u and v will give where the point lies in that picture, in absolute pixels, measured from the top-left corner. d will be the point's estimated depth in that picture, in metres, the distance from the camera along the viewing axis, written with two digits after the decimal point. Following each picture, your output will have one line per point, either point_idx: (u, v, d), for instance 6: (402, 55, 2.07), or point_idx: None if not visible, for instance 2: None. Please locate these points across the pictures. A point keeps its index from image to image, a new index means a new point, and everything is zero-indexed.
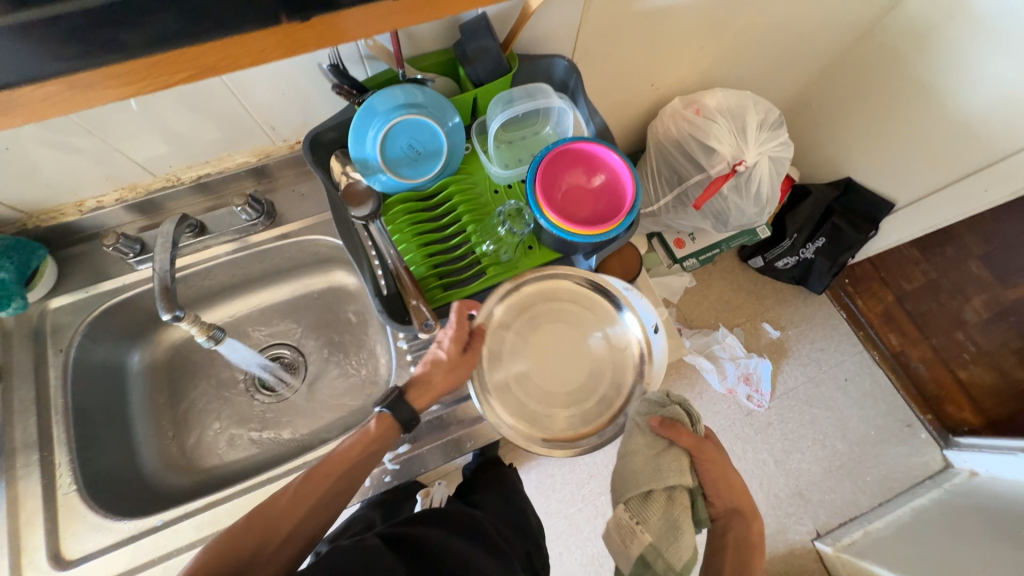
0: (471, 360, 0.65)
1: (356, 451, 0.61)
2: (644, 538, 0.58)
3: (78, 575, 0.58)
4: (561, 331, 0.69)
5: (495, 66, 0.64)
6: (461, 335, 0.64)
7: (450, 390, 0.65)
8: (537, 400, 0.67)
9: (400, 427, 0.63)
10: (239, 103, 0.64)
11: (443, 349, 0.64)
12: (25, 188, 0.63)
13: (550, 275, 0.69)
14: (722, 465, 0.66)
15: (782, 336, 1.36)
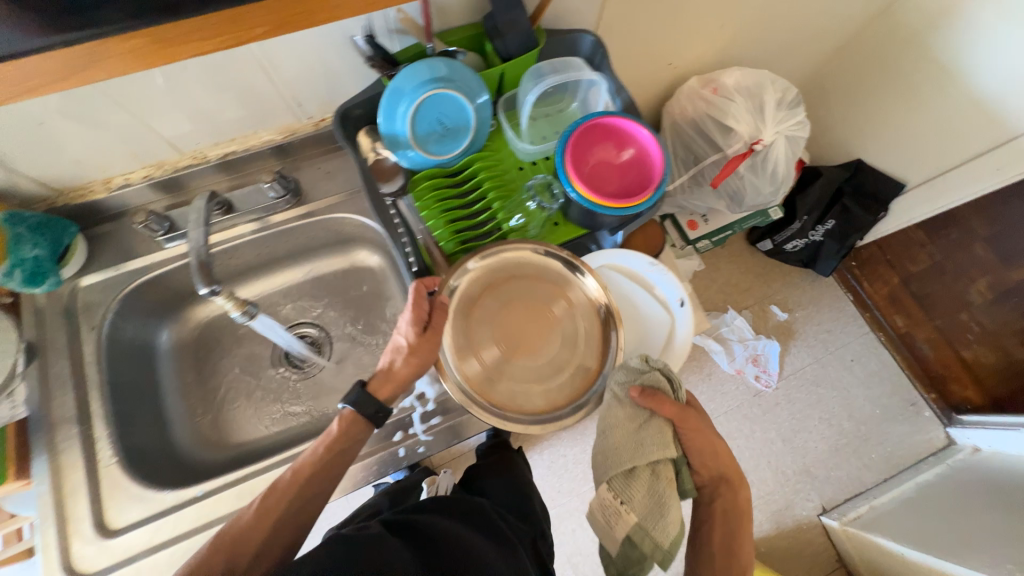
0: (434, 340, 0.63)
1: (322, 454, 0.59)
2: (629, 518, 0.58)
3: (124, 543, 0.60)
4: (530, 303, 0.69)
5: (525, 40, 0.64)
6: (421, 317, 0.62)
7: (414, 375, 0.64)
8: (509, 379, 0.67)
9: (370, 419, 0.62)
10: (267, 78, 0.64)
11: (403, 334, 0.62)
12: (55, 164, 0.63)
13: (508, 251, 0.68)
14: (706, 433, 0.63)
15: (789, 318, 1.37)
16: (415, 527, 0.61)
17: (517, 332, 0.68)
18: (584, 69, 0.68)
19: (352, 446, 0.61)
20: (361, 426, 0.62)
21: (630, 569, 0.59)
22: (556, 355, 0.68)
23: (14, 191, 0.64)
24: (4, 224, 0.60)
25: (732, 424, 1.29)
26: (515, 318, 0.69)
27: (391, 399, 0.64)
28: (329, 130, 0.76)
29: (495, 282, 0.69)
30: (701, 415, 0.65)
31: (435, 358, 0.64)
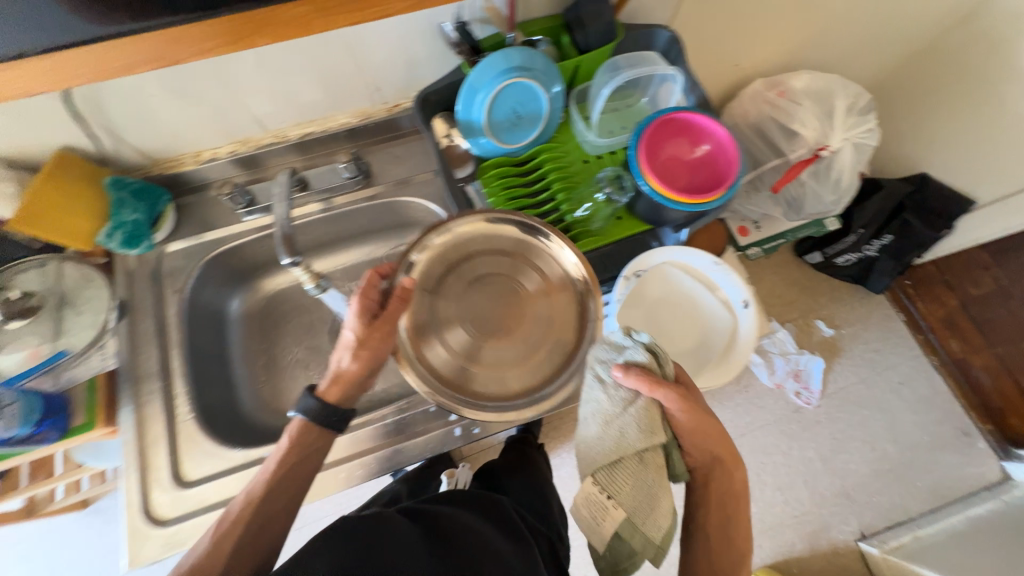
0: (384, 329, 0.58)
1: (275, 475, 0.53)
2: (617, 513, 0.51)
3: (196, 495, 0.63)
4: (497, 276, 0.65)
5: (606, 32, 0.65)
6: (369, 304, 0.58)
7: (365, 373, 0.58)
8: (479, 362, 0.63)
9: (320, 425, 0.56)
10: (354, 62, 0.66)
11: (349, 329, 0.57)
12: (155, 136, 0.68)
13: (468, 224, 0.65)
14: (699, 414, 0.57)
15: (835, 335, 1.30)
16: (412, 523, 0.57)
17: (485, 308, 0.64)
18: (660, 62, 0.69)
19: (316, 451, 0.56)
20: (319, 435, 0.56)
21: (620, 564, 0.52)
22: (528, 332, 0.64)
23: (117, 159, 0.69)
24: (110, 189, 0.66)
25: (768, 438, 1.23)
26: (481, 293, 0.65)
27: (343, 401, 0.58)
28: (403, 116, 0.78)
29: (460, 254, 0.65)
30: (692, 393, 0.59)
31: (386, 352, 0.59)
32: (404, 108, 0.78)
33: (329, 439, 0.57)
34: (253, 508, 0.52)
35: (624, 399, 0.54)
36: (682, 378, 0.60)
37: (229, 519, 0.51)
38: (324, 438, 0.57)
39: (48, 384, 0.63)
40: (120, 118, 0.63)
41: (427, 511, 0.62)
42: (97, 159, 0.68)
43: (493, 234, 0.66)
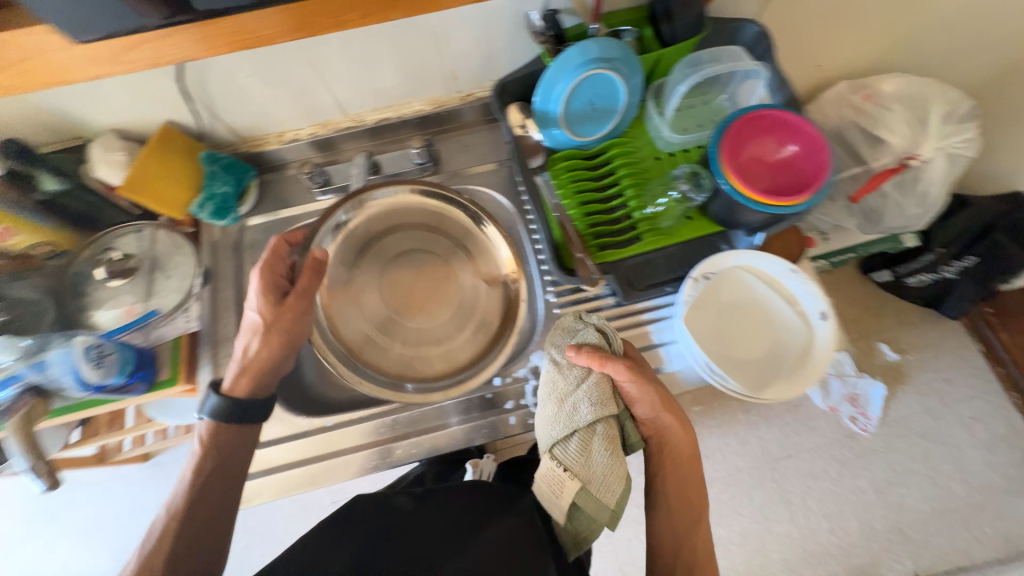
0: (294, 307, 0.60)
1: (196, 479, 0.56)
2: (574, 484, 0.57)
3: (264, 455, 0.68)
4: (420, 255, 0.77)
5: (694, 24, 0.62)
6: (275, 284, 0.61)
7: (276, 357, 0.60)
8: (401, 341, 0.74)
9: (231, 423, 0.59)
10: (437, 49, 0.67)
11: (257, 311, 0.60)
12: (247, 115, 0.72)
13: (385, 209, 0.76)
14: (648, 386, 0.61)
15: (900, 359, 1.20)
16: (431, 516, 0.57)
17: (405, 285, 0.76)
18: (746, 58, 0.66)
19: (238, 440, 0.59)
20: (232, 432, 0.59)
21: (582, 531, 0.59)
22: (440, 306, 0.75)
23: (211, 136, 0.74)
24: (204, 162, 0.71)
25: (816, 463, 1.15)
26: (402, 273, 0.76)
27: (254, 392, 0.60)
28: (475, 105, 0.79)
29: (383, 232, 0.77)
30: (643, 369, 0.63)
31: (297, 332, 0.61)
32: (477, 97, 0.79)
33: (252, 432, 0.61)
34: (188, 511, 0.55)
35: (578, 376, 0.61)
36: (634, 356, 0.65)
37: (168, 511, 0.55)
38: (243, 433, 0.60)
39: (140, 340, 0.67)
40: (218, 97, 0.67)
41: (451, 494, 0.62)
42: (194, 135, 0.73)
43: (407, 218, 0.77)
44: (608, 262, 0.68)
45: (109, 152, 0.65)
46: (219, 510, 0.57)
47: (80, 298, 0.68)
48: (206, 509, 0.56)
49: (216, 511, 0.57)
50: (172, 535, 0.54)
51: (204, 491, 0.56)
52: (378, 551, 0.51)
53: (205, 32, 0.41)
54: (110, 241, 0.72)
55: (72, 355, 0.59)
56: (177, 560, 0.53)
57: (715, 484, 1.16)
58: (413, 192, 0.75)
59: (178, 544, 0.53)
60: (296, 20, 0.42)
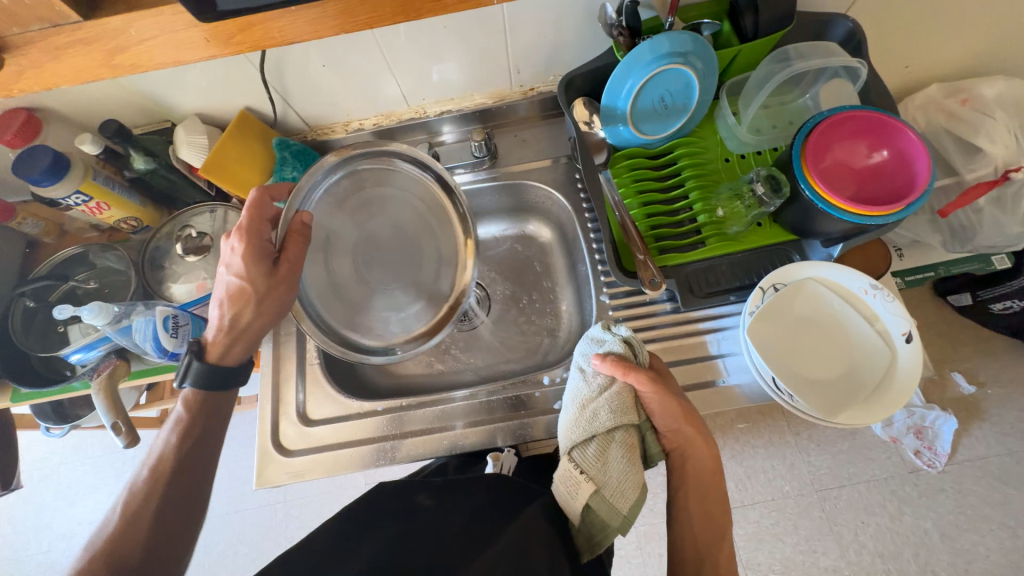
0: (285, 278, 0.56)
1: (179, 443, 0.56)
2: (588, 487, 0.54)
3: (318, 433, 0.69)
4: (401, 226, 0.65)
5: (781, 17, 0.58)
6: (262, 251, 0.56)
7: (264, 327, 0.58)
8: (366, 304, 0.63)
9: (212, 389, 0.58)
10: (504, 42, 0.67)
11: (241, 278, 0.55)
12: (318, 105, 0.74)
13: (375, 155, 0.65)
14: (671, 399, 0.58)
15: (978, 393, 1.09)
16: (449, 510, 0.55)
17: (382, 247, 0.64)
18: (839, 53, 0.61)
19: (214, 414, 0.58)
20: (214, 397, 0.58)
21: (595, 537, 0.55)
22: (406, 280, 0.65)
23: (283, 123, 0.77)
24: (276, 147, 0.73)
25: (873, 497, 1.06)
26: (380, 228, 0.64)
27: (237, 358, 0.59)
28: (537, 99, 0.78)
29: (367, 193, 0.65)
30: (667, 382, 0.60)
31: (287, 304, 0.58)
32: (539, 91, 0.78)
33: (228, 397, 0.60)
34: (173, 473, 0.54)
35: (601, 384, 0.57)
36: (658, 368, 0.61)
37: (149, 466, 0.54)
38: (218, 401, 0.59)
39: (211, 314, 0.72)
40: (293, 86, 0.69)
41: (467, 489, 0.59)
42: (268, 122, 0.76)
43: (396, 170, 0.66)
44: (668, 266, 0.66)
45: (192, 134, 0.69)
46: (199, 475, 0.56)
47: (158, 271, 0.73)
48: (190, 474, 0.55)
49: (198, 477, 0.56)
50: (155, 491, 0.53)
51: (188, 455, 0.56)
52: (405, 542, 0.48)
53: (313, 16, 0.45)
54: (188, 219, 0.75)
55: (152, 324, 0.63)
56: (163, 517, 0.52)
57: (757, 507, 1.10)
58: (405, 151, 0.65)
59: (161, 507, 0.52)
60: (395, 6, 0.45)
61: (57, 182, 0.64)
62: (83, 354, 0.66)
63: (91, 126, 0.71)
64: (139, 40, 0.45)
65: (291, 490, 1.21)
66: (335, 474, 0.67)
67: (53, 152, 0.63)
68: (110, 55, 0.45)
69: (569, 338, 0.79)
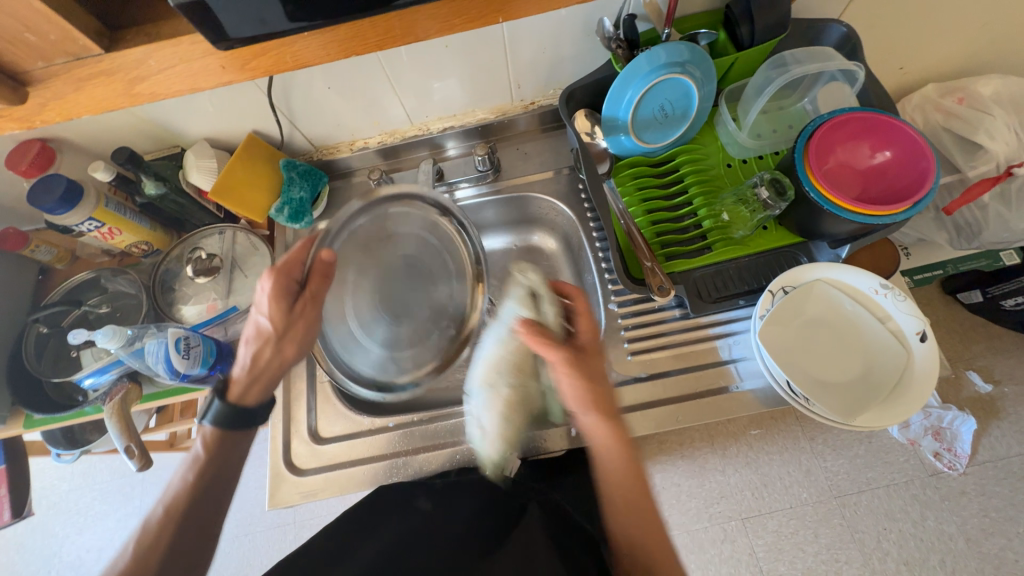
0: (306, 315, 0.55)
1: (195, 483, 0.51)
2: (475, 425, 0.59)
3: (330, 452, 0.68)
4: (412, 261, 0.59)
5: (775, 26, 0.59)
6: (284, 289, 0.54)
7: (286, 365, 0.57)
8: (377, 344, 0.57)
9: (229, 428, 0.54)
10: (505, 58, 0.68)
11: (268, 318, 0.54)
12: (323, 127, 0.76)
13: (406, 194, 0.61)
14: (586, 382, 0.52)
15: (995, 392, 1.08)
16: (448, 508, 0.56)
17: (397, 283, 0.57)
18: (837, 56, 0.62)
19: (230, 459, 0.54)
20: (229, 440, 0.54)
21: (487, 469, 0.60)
22: (418, 316, 0.58)
23: (290, 145, 0.78)
24: (283, 168, 0.75)
25: (894, 502, 1.04)
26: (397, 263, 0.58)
27: (259, 398, 0.56)
28: (537, 113, 0.80)
29: (385, 230, 0.59)
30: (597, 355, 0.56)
31: (309, 341, 0.57)
32: (540, 105, 0.79)
33: (250, 437, 0.56)
34: (184, 513, 0.50)
35: (503, 339, 0.55)
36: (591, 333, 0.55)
37: (164, 506, 0.50)
38: (239, 440, 0.55)
39: (220, 334, 0.73)
40: (299, 110, 0.71)
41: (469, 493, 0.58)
42: (275, 144, 0.77)
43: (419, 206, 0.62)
44: (676, 272, 0.66)
45: (201, 159, 0.70)
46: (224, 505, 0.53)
47: (168, 294, 0.73)
48: (215, 506, 0.52)
49: (216, 510, 0.52)
50: (167, 530, 0.49)
51: (202, 494, 0.51)
52: (402, 547, 0.50)
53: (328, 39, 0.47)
54: (198, 241, 0.76)
55: (164, 345, 0.63)
56: (172, 556, 0.48)
57: (775, 516, 1.08)
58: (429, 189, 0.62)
59: (169, 550, 0.48)
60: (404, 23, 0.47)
61: (70, 210, 0.65)
62: (96, 378, 0.66)
63: (103, 154, 0.72)
64: (158, 69, 0.46)
65: (300, 511, 1.20)
66: (347, 493, 0.67)
67: (66, 181, 0.64)
68: (129, 86, 0.46)
69: None
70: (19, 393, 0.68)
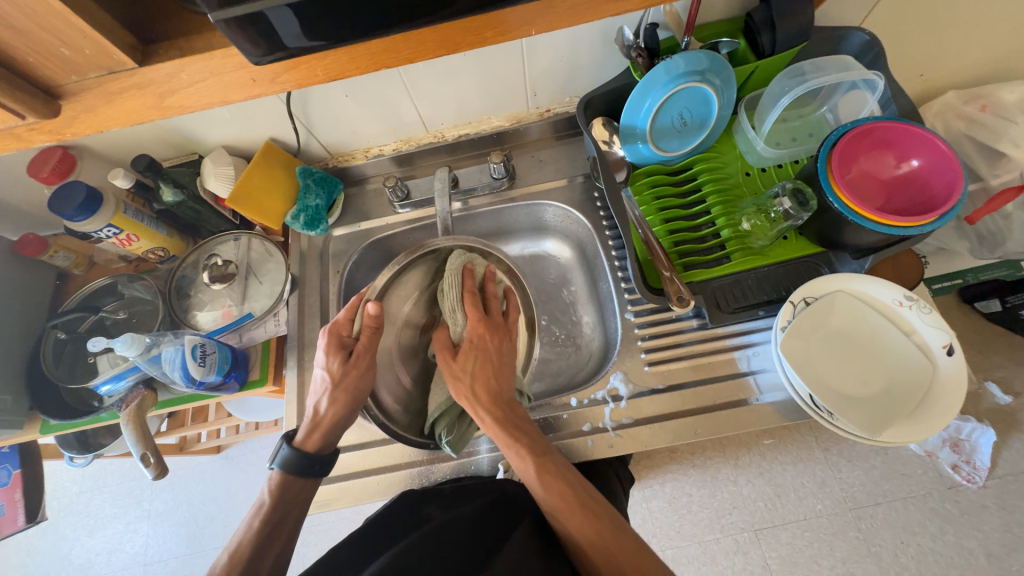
0: (359, 365, 0.58)
1: (260, 528, 0.55)
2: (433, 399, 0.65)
3: (343, 461, 0.68)
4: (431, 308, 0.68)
5: (797, 34, 0.58)
6: (337, 345, 0.58)
7: (344, 416, 0.59)
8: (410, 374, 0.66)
9: (296, 475, 0.57)
10: (523, 67, 0.68)
11: (325, 369, 0.58)
12: (339, 134, 0.76)
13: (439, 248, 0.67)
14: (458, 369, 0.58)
15: (1015, 404, 1.06)
16: (455, 512, 0.57)
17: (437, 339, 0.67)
18: (858, 65, 0.61)
19: (295, 501, 0.57)
20: (297, 486, 0.57)
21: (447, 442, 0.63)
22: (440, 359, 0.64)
23: (305, 152, 0.79)
24: (299, 175, 0.75)
25: (912, 515, 1.02)
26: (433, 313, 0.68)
27: (322, 447, 0.59)
28: (552, 120, 0.79)
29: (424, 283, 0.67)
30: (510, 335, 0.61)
31: (362, 391, 0.59)
32: (555, 112, 0.79)
33: (312, 484, 0.59)
34: (249, 560, 0.53)
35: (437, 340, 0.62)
36: (496, 315, 0.62)
37: (229, 552, 0.53)
38: (304, 487, 0.58)
39: (235, 341, 0.73)
40: (317, 118, 0.71)
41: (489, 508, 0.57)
42: (292, 151, 0.78)
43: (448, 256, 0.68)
44: (694, 282, 0.65)
45: (219, 166, 0.70)
46: (294, 529, 0.57)
47: (184, 299, 0.74)
48: (278, 539, 0.55)
49: (285, 547, 0.56)
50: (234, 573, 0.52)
51: (267, 539, 0.54)
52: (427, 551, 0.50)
53: None
54: (213, 247, 0.77)
55: (181, 353, 0.63)
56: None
57: (789, 528, 1.05)
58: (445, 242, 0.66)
59: None
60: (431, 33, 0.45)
61: (89, 217, 0.66)
62: (112, 385, 0.67)
63: (122, 161, 0.73)
64: None
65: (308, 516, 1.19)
66: (361, 502, 0.66)
67: (86, 188, 0.65)
68: None
69: (593, 354, 0.78)
70: (36, 399, 0.69)
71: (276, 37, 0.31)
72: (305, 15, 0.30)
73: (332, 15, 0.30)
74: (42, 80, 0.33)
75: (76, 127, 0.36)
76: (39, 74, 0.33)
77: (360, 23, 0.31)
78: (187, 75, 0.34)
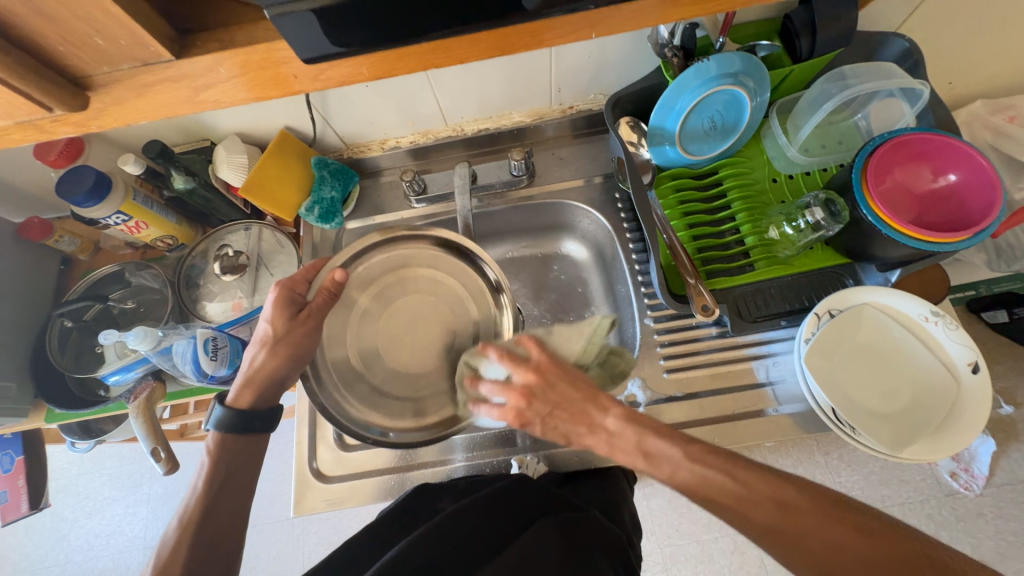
0: (306, 323, 0.59)
1: (206, 489, 0.54)
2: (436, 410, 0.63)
3: (354, 458, 0.67)
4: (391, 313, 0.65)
5: (838, 38, 0.56)
6: (290, 297, 0.59)
7: (282, 370, 0.59)
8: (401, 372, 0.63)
9: (237, 433, 0.57)
10: (548, 63, 0.66)
11: (267, 323, 0.58)
12: (355, 125, 0.73)
13: (385, 246, 0.66)
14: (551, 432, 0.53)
15: (1016, 415, 1.06)
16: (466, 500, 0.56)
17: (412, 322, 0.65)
18: (898, 73, 0.59)
19: (242, 457, 0.57)
20: (241, 444, 0.57)
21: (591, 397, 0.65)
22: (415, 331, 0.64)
23: (320, 142, 0.76)
24: (314, 166, 0.73)
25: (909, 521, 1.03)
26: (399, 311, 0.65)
27: (256, 403, 0.59)
28: (575, 118, 0.77)
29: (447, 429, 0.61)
30: (534, 380, 0.53)
31: (308, 349, 0.60)
32: (578, 109, 0.77)
33: (256, 444, 0.58)
34: (202, 520, 0.52)
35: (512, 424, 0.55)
36: (508, 385, 0.53)
37: (176, 524, 0.52)
38: (251, 443, 0.58)
39: (245, 333, 0.72)
40: (334, 107, 0.68)
41: None
42: (306, 141, 0.75)
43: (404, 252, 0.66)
44: (718, 290, 0.64)
45: (232, 155, 0.68)
46: (247, 484, 0.56)
47: (192, 290, 0.72)
48: (231, 499, 0.55)
49: (240, 498, 0.56)
50: (185, 538, 0.51)
51: (216, 503, 0.54)
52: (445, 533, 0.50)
53: None
54: (223, 237, 0.75)
55: (193, 346, 0.62)
56: (194, 561, 0.50)
57: None
58: (403, 236, 0.66)
59: (191, 550, 0.51)
60: None
61: (99, 203, 0.64)
62: (120, 375, 0.65)
63: (133, 147, 0.71)
64: None
65: None
66: (370, 501, 0.66)
67: (95, 173, 0.63)
68: None
69: None
70: (41, 386, 0.68)
71: (315, 41, 0.30)
72: (342, 16, 0.28)
73: (374, 14, 0.29)
74: (71, 69, 0.31)
75: (103, 119, 0.34)
76: (68, 64, 0.31)
77: (403, 24, 0.30)
78: (224, 69, 0.32)
